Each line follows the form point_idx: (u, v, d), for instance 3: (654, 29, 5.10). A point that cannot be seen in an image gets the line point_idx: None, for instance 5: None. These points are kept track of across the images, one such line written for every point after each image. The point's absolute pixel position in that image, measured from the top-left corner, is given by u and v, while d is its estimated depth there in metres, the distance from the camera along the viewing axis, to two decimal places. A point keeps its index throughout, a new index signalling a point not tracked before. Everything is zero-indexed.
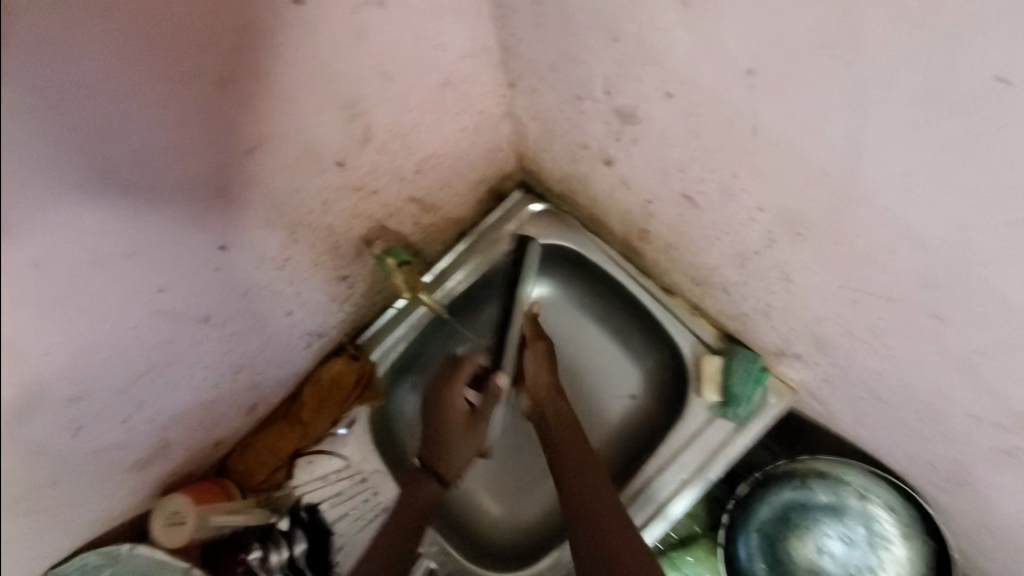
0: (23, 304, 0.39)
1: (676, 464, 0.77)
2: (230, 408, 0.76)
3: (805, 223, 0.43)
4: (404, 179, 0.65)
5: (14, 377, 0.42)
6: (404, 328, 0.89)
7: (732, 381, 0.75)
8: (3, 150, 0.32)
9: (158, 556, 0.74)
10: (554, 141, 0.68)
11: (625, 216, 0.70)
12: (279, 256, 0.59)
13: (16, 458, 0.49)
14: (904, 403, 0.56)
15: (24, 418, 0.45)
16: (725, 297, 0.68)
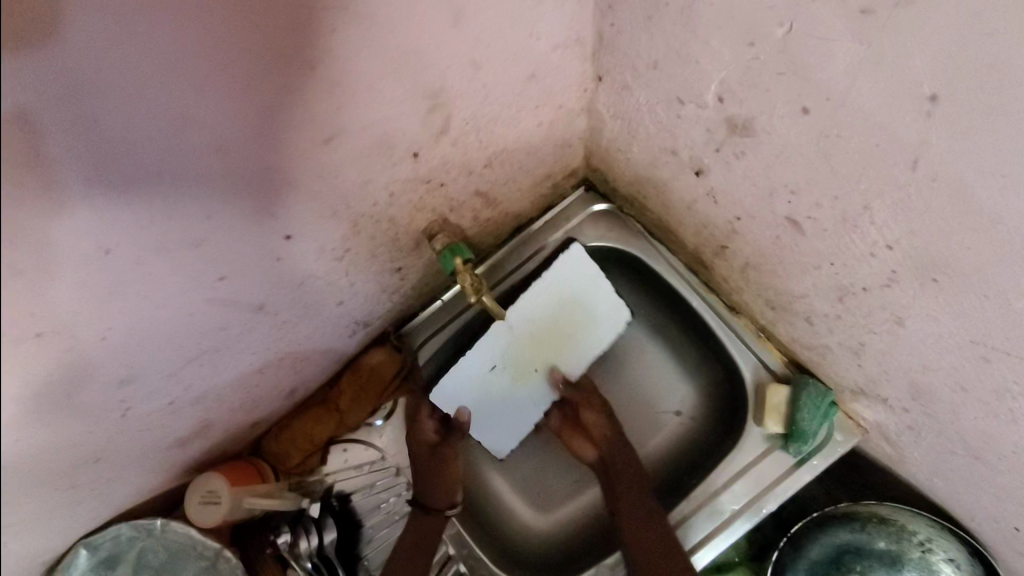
0: (82, 292, 0.36)
1: (726, 492, 0.74)
2: (272, 392, 0.74)
3: (944, 269, 0.38)
4: (474, 173, 0.61)
5: (68, 364, 0.39)
6: (450, 322, 0.85)
7: (799, 415, 0.70)
8: (71, 131, 0.29)
9: (191, 534, 0.72)
10: (636, 143, 0.63)
11: (703, 229, 0.65)
12: (339, 247, 0.55)
13: (63, 439, 0.47)
14: (1010, 468, 0.50)
15: (74, 402, 0.43)
16: (806, 327, 0.63)
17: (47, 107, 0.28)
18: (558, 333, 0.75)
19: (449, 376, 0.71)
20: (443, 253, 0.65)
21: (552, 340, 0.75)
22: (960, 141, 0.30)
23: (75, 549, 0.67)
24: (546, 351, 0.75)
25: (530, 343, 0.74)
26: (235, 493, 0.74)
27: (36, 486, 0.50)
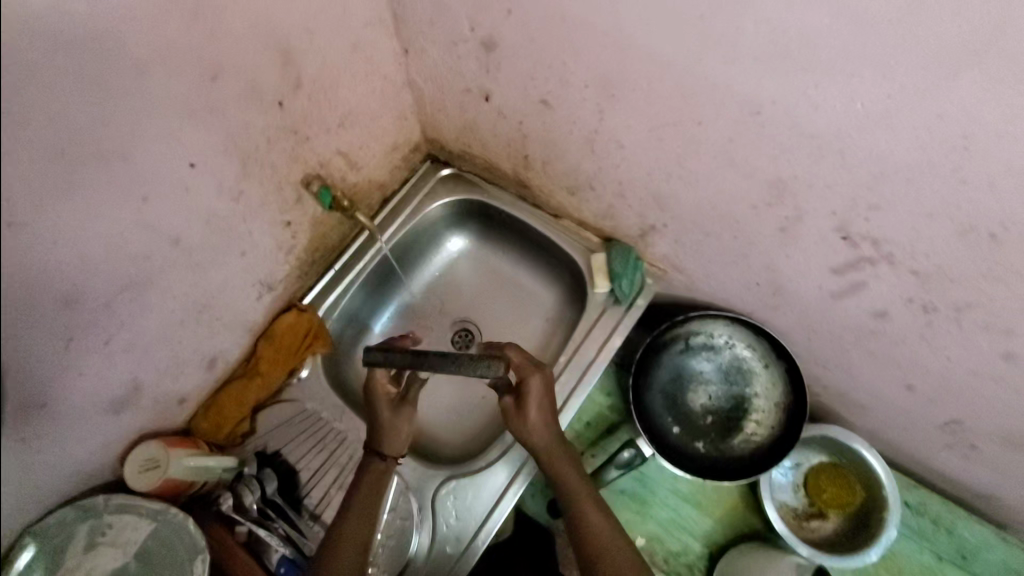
0: (42, 179, 0.51)
1: (585, 344, 0.94)
2: (196, 359, 0.85)
3: (613, 84, 0.65)
4: (331, 131, 0.82)
5: (29, 251, 0.52)
6: (344, 286, 1.00)
7: (614, 267, 0.94)
8: (51, 57, 0.46)
9: (138, 502, 0.79)
10: (446, 97, 0.88)
11: (510, 148, 0.90)
12: (234, 186, 0.73)
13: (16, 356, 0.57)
14: (721, 228, 0.76)
15: (31, 301, 0.55)
16: (593, 195, 0.88)
17: (38, 38, 0.45)
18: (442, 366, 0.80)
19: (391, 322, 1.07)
20: (322, 189, 0.85)
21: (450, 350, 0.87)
22: None
23: (22, 543, 0.72)
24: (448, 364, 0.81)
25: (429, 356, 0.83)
26: (173, 454, 0.81)
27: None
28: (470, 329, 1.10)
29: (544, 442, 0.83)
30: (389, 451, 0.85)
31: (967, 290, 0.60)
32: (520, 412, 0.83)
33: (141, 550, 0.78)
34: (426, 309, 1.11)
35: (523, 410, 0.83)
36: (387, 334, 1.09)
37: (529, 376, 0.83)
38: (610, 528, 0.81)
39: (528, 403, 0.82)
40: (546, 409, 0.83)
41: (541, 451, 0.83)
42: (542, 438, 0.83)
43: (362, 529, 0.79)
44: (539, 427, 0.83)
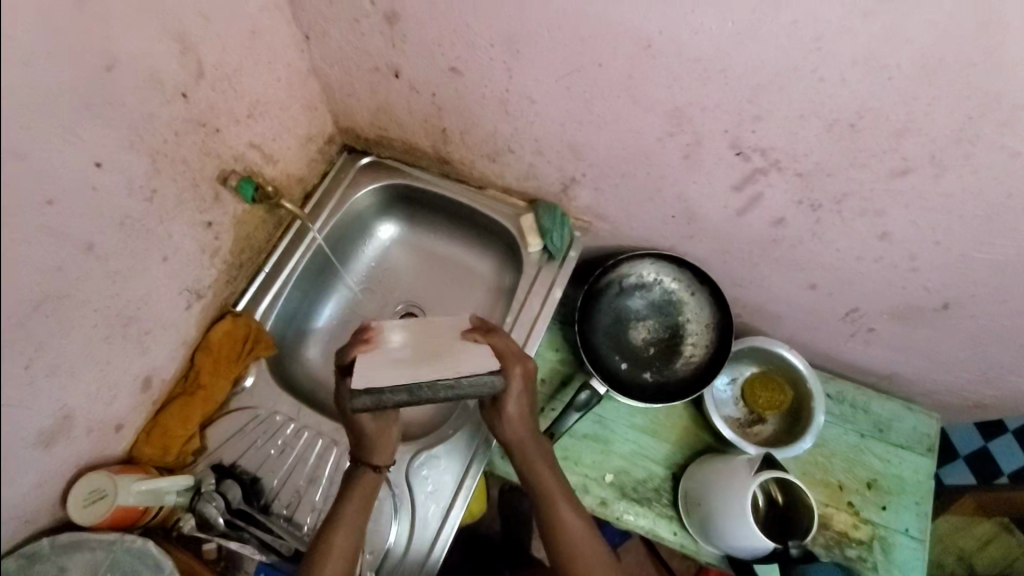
0: None
1: (528, 300, 0.98)
2: (129, 380, 0.80)
3: (517, 39, 0.70)
4: (240, 123, 0.81)
5: None
6: (278, 285, 0.98)
7: (543, 224, 0.98)
8: None
9: (85, 536, 0.74)
10: (354, 79, 0.89)
11: (426, 124, 0.93)
12: (145, 185, 0.70)
13: None
14: (632, 167, 0.83)
15: None
16: (512, 157, 0.93)
17: None
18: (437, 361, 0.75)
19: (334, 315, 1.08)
20: (242, 182, 0.84)
21: (433, 348, 0.78)
22: None
23: None
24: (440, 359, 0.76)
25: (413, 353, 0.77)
26: (120, 481, 0.76)
27: None
28: (413, 312, 1.10)
29: (517, 435, 0.86)
30: (379, 460, 0.84)
31: (841, 180, 0.70)
32: (498, 403, 0.85)
33: None
34: (366, 299, 1.11)
35: (503, 401, 0.85)
36: (331, 328, 1.07)
37: (512, 366, 0.83)
38: (578, 515, 0.85)
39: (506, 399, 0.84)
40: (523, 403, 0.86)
41: (514, 446, 0.87)
42: (514, 427, 0.86)
43: (350, 547, 0.78)
44: (514, 421, 0.86)
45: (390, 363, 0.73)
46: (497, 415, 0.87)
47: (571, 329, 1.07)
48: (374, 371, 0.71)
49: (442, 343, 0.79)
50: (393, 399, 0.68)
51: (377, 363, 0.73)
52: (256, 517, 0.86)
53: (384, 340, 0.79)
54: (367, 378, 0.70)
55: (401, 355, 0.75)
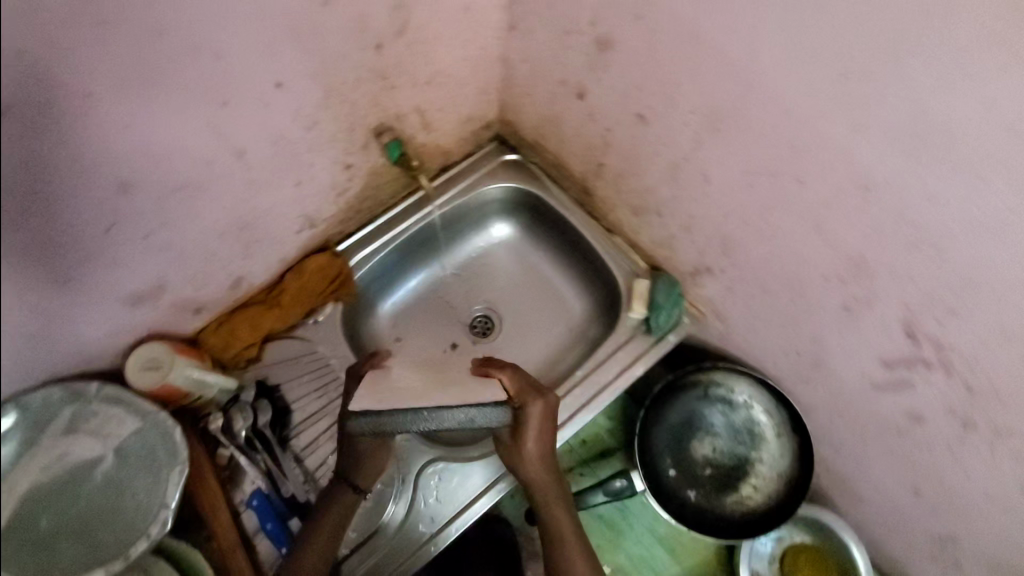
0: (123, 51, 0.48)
1: (608, 362, 0.93)
2: (224, 274, 0.83)
3: (720, 117, 0.64)
4: (417, 86, 0.81)
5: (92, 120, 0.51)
6: (384, 240, 0.99)
7: (657, 297, 0.92)
8: None
9: (126, 397, 0.76)
10: (537, 82, 0.87)
11: (588, 152, 0.90)
12: (310, 116, 0.71)
13: (54, 228, 0.54)
14: (780, 287, 0.75)
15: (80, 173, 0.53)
16: (658, 221, 0.88)
17: None
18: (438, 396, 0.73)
19: (415, 288, 1.08)
20: (391, 142, 0.84)
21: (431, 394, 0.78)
22: (711, 8, 0.56)
23: (5, 409, 0.63)
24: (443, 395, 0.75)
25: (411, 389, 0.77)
26: (176, 360, 0.81)
27: None
28: (490, 316, 1.08)
29: (541, 477, 0.81)
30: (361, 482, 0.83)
31: (1014, 416, 0.59)
32: (517, 439, 0.80)
33: (122, 449, 0.75)
34: (454, 286, 1.09)
35: (523, 436, 0.79)
36: (411, 298, 1.08)
37: (528, 403, 0.78)
38: None
39: (527, 433, 0.79)
40: (545, 444, 0.80)
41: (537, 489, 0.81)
42: (536, 472, 0.80)
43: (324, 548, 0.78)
44: (535, 459, 0.80)
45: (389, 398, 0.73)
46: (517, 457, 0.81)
47: (637, 409, 1.01)
48: (373, 404, 0.71)
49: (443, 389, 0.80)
50: (393, 424, 0.67)
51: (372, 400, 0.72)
52: (273, 446, 0.88)
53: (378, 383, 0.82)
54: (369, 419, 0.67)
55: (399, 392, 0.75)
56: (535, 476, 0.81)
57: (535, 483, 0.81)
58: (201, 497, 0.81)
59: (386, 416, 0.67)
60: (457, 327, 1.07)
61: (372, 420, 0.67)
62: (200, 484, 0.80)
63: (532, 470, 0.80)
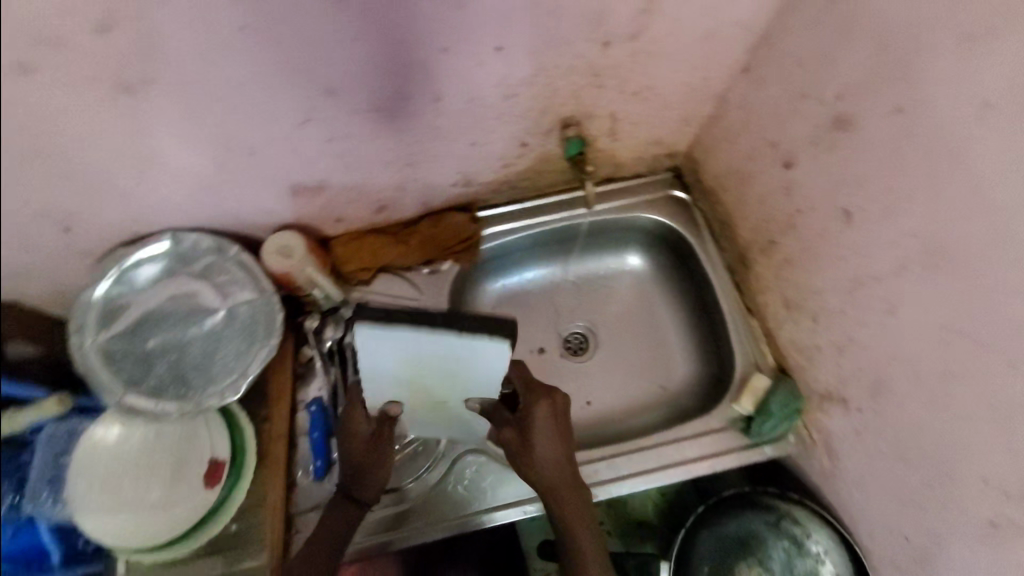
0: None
1: (687, 441, 0.87)
2: (374, 197, 0.87)
3: (943, 254, 0.54)
4: (623, 94, 0.77)
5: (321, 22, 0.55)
6: (523, 224, 0.98)
7: (770, 402, 0.83)
8: None
9: (252, 268, 0.83)
10: (746, 133, 0.80)
11: (765, 223, 0.83)
12: (511, 87, 0.70)
13: None
14: (921, 461, 0.64)
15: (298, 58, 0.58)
16: (810, 326, 0.79)
17: None
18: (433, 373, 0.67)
19: (528, 282, 1.05)
20: (573, 138, 0.81)
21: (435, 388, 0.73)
22: (996, 135, 0.47)
23: (163, 235, 0.79)
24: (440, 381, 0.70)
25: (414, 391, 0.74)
26: (305, 257, 0.85)
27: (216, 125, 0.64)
28: (587, 337, 1.04)
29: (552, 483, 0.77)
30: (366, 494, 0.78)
31: None
32: (527, 438, 0.77)
33: (232, 309, 0.83)
34: (567, 294, 1.06)
35: (534, 429, 0.78)
36: (523, 289, 1.05)
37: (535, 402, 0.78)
38: None
39: (535, 433, 0.77)
40: (555, 447, 0.77)
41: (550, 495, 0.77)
42: (551, 475, 0.77)
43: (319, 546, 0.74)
44: (550, 460, 0.77)
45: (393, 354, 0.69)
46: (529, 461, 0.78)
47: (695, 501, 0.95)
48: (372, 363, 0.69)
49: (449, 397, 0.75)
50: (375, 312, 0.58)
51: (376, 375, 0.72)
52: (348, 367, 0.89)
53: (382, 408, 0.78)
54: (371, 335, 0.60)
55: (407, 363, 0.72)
56: (548, 479, 0.77)
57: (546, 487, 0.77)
58: (272, 386, 0.87)
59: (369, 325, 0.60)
60: (553, 334, 1.04)
61: (351, 324, 0.58)
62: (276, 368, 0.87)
63: (542, 472, 0.77)
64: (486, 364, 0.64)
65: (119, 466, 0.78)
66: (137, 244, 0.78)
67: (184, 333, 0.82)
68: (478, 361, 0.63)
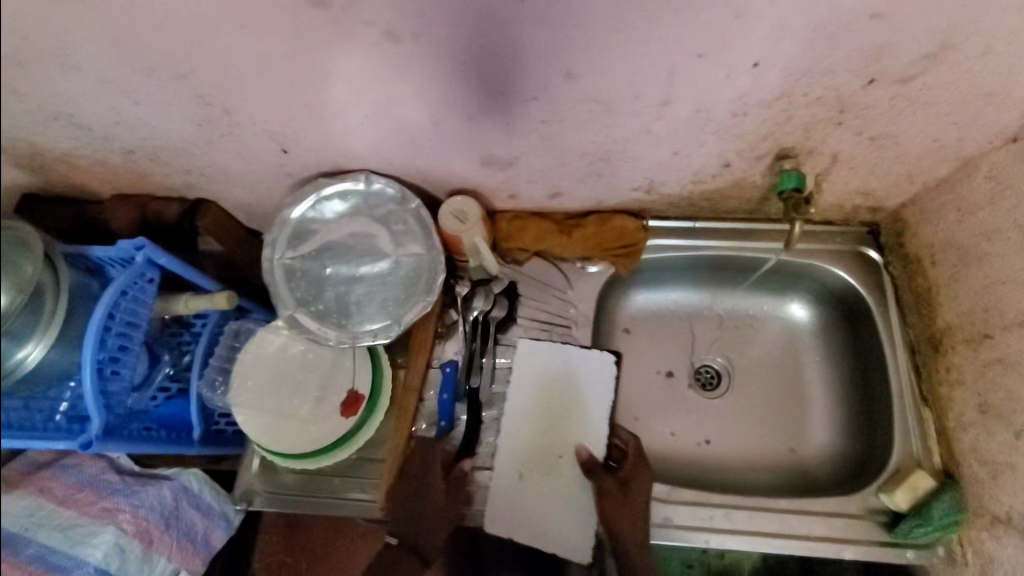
0: None
1: (821, 517, 0.80)
2: (553, 185, 0.87)
3: None
4: (859, 136, 0.71)
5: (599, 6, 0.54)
6: (692, 244, 0.93)
7: (934, 505, 0.75)
8: None
9: (428, 223, 0.86)
10: (990, 209, 0.71)
11: (980, 312, 0.73)
12: (744, 107, 0.67)
13: None
14: None
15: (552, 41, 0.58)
16: (1007, 440, 0.69)
17: None
18: (560, 409, 0.88)
19: (674, 302, 1.01)
20: (789, 172, 0.75)
21: (553, 428, 0.87)
22: None
23: (360, 175, 0.83)
24: (560, 419, 0.87)
25: (532, 437, 0.87)
26: (478, 226, 0.86)
27: (453, 88, 0.66)
28: (721, 375, 0.98)
29: (627, 533, 0.79)
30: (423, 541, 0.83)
31: None
32: (623, 501, 0.80)
33: (400, 259, 0.88)
34: (710, 324, 1.00)
35: (633, 492, 0.82)
36: (668, 310, 1.01)
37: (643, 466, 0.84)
38: None
39: (632, 495, 0.81)
40: (642, 511, 0.81)
41: (621, 538, 0.78)
42: (628, 536, 0.79)
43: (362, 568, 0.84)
44: (639, 524, 0.80)
45: (533, 393, 0.88)
46: (614, 525, 0.79)
47: None
48: (517, 410, 0.88)
49: (563, 446, 0.86)
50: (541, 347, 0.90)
51: (509, 417, 0.87)
52: (485, 340, 0.91)
53: (506, 482, 0.85)
54: (527, 350, 0.90)
55: (541, 409, 0.88)
56: (627, 540, 0.78)
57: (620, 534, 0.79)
58: (413, 338, 0.90)
59: (535, 358, 0.89)
60: (686, 362, 0.99)
61: (527, 370, 0.89)
62: (422, 324, 0.90)
63: (626, 532, 0.79)
64: (602, 395, 0.87)
65: (278, 371, 0.88)
66: (336, 179, 0.83)
67: (356, 269, 0.88)
68: (599, 390, 0.87)
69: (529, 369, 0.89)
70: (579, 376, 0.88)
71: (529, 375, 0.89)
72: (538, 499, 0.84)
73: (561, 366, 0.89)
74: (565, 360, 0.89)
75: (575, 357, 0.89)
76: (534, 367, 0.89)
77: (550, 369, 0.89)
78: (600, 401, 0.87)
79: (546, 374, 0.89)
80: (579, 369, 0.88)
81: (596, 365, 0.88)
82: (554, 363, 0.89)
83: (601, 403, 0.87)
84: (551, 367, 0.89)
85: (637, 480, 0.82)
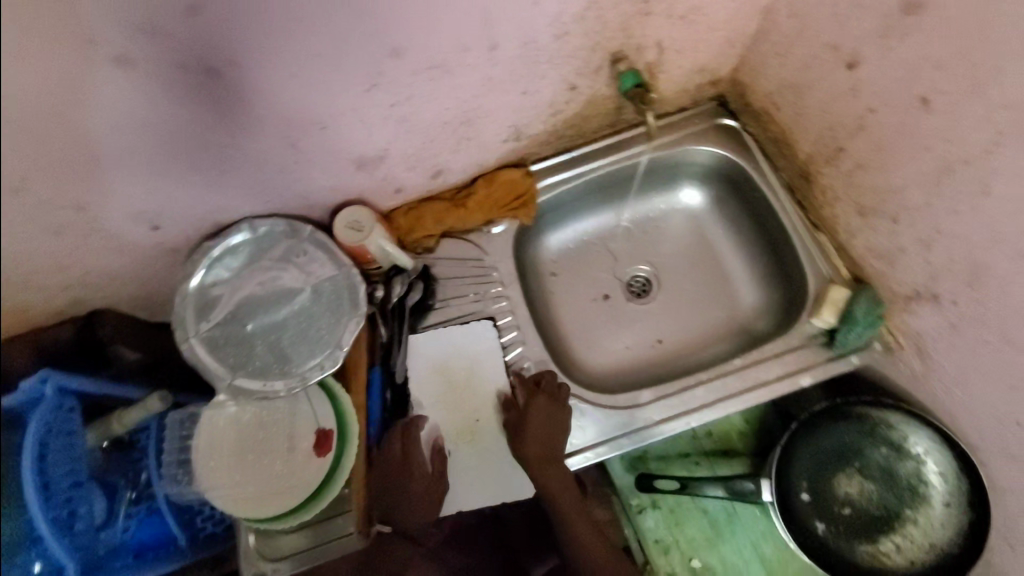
0: None
1: (771, 360, 0.87)
2: (429, 164, 0.88)
3: None
4: (670, 18, 0.77)
5: None
6: (576, 171, 0.98)
7: (855, 309, 0.83)
8: None
9: (329, 247, 0.87)
10: (799, 42, 0.79)
11: (828, 131, 0.82)
12: (564, 25, 0.71)
13: None
14: None
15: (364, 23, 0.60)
16: (889, 228, 0.78)
17: None
18: (460, 384, 0.92)
19: (584, 233, 1.06)
20: (626, 73, 0.82)
21: (462, 402, 0.92)
22: None
23: (240, 226, 0.83)
24: (464, 393, 0.92)
25: (446, 418, 0.91)
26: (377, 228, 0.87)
27: (292, 101, 0.67)
28: (651, 280, 1.04)
29: (534, 458, 0.83)
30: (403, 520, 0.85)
31: None
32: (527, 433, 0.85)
33: (316, 286, 0.87)
34: (621, 239, 1.06)
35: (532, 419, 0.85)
36: (580, 240, 1.06)
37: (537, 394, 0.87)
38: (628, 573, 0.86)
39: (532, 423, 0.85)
40: (545, 435, 0.84)
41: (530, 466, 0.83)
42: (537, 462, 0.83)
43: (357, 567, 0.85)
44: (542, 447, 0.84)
45: (433, 380, 0.92)
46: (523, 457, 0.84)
47: (780, 423, 0.96)
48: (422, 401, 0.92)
49: (478, 411, 0.91)
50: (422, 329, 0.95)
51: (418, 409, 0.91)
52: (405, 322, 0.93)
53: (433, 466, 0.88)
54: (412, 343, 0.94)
55: (447, 387, 0.93)
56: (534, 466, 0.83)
57: (532, 459, 0.83)
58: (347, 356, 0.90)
59: (420, 349, 0.93)
60: (615, 280, 1.04)
61: (415, 362, 0.93)
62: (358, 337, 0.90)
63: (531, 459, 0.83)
64: (495, 357, 0.93)
65: (240, 442, 0.85)
66: (217, 238, 0.82)
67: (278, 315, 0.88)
68: (489, 353, 0.93)
69: (420, 360, 0.93)
70: (466, 348, 0.94)
71: (421, 366, 0.93)
72: (470, 467, 0.89)
73: (445, 346, 0.94)
74: (447, 340, 0.94)
75: (453, 331, 0.94)
76: (422, 357, 0.93)
77: (437, 353, 0.93)
78: (491, 361, 0.93)
79: (436, 358, 0.93)
80: (464, 342, 0.94)
81: (472, 331, 0.94)
82: (439, 346, 0.94)
83: (492, 364, 0.93)
84: (439, 351, 0.93)
85: (536, 408, 0.86)
